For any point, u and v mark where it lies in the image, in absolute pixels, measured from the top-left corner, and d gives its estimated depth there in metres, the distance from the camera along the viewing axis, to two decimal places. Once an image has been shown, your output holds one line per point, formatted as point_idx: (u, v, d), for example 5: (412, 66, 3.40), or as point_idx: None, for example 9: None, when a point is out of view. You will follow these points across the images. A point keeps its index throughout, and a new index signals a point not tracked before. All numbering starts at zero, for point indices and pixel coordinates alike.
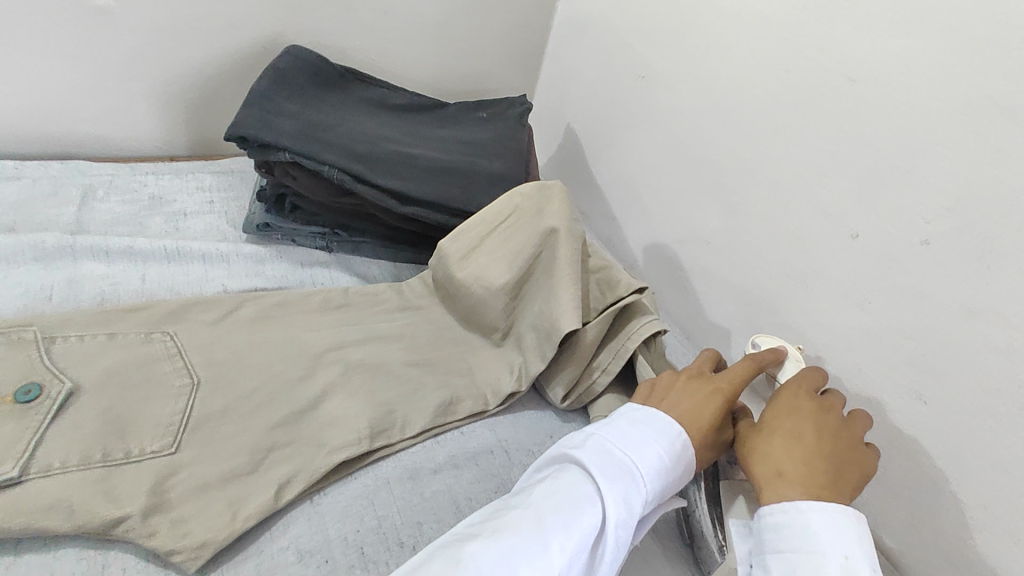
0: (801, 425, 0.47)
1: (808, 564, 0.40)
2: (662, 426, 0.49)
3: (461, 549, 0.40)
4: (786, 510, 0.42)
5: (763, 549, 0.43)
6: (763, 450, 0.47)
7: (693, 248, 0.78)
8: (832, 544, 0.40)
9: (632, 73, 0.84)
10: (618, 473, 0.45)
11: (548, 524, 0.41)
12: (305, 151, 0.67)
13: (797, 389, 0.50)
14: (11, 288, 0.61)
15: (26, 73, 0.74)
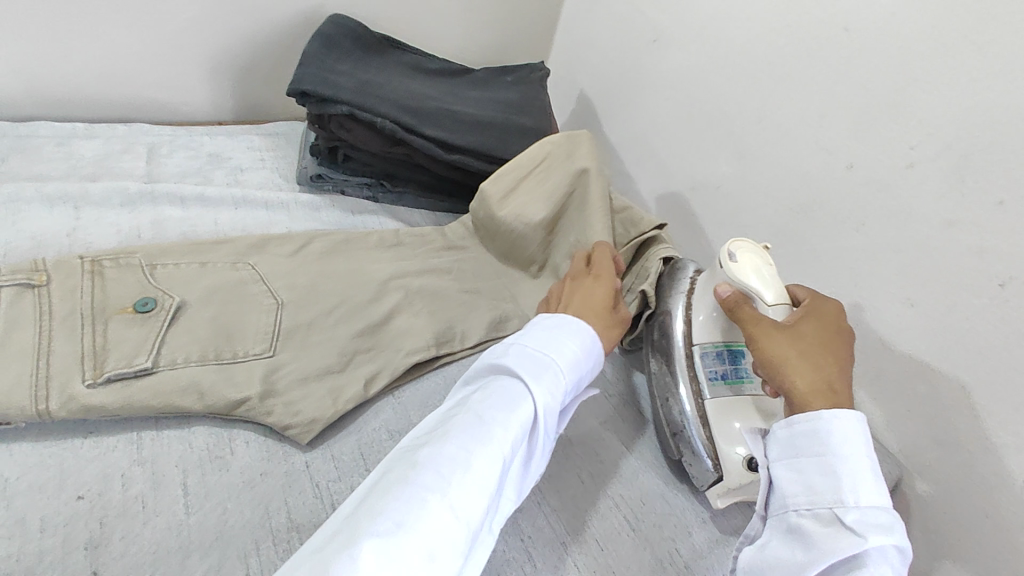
0: (841, 345, 0.54)
1: (842, 475, 0.46)
2: (561, 321, 0.56)
3: (416, 459, 0.43)
4: (826, 424, 0.48)
5: (798, 455, 0.49)
6: (815, 357, 0.52)
7: (704, 192, 0.87)
8: (861, 449, 0.47)
9: (646, 37, 0.93)
10: (542, 371, 0.51)
11: (491, 420, 0.46)
12: (361, 104, 0.75)
13: (834, 310, 0.57)
14: (107, 227, 0.69)
15: (96, 41, 0.81)
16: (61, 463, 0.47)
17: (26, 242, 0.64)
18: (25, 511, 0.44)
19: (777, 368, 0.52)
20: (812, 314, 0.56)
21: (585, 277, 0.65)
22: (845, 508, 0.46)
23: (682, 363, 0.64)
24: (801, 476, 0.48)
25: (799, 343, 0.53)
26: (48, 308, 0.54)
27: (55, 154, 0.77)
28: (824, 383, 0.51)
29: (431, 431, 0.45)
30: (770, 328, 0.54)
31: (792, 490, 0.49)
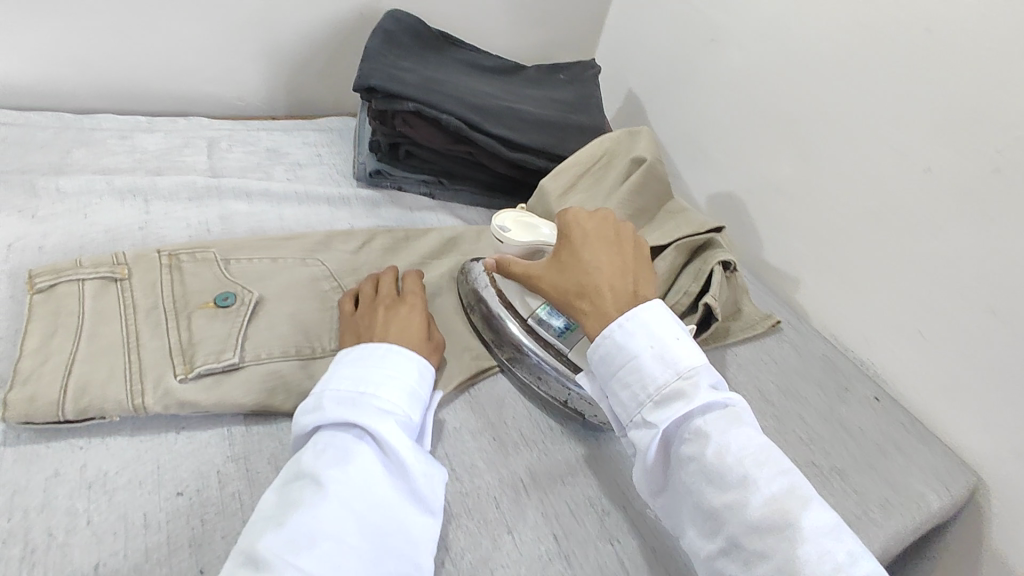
0: (606, 251, 0.57)
1: (637, 375, 0.49)
2: (367, 355, 0.52)
3: (255, 550, 0.39)
4: (607, 337, 0.51)
5: (605, 380, 0.52)
6: (583, 281, 0.55)
7: (763, 194, 0.86)
8: (644, 344, 0.50)
9: (704, 37, 0.91)
10: (358, 403, 0.48)
11: (325, 481, 0.43)
12: (427, 100, 0.75)
13: (585, 222, 0.59)
14: (176, 222, 0.69)
15: (158, 35, 0.81)
16: (157, 457, 0.47)
17: (100, 235, 0.64)
18: (126, 507, 0.43)
19: (571, 310, 0.56)
20: (570, 242, 0.58)
21: (401, 304, 0.59)
22: (652, 400, 0.48)
23: (508, 317, 0.63)
24: (613, 393, 0.51)
25: (570, 278, 0.56)
26: (131, 300, 0.54)
27: (119, 147, 0.77)
28: (600, 301, 0.54)
29: (269, 512, 0.42)
30: (543, 273, 0.58)
31: (617, 412, 0.51)
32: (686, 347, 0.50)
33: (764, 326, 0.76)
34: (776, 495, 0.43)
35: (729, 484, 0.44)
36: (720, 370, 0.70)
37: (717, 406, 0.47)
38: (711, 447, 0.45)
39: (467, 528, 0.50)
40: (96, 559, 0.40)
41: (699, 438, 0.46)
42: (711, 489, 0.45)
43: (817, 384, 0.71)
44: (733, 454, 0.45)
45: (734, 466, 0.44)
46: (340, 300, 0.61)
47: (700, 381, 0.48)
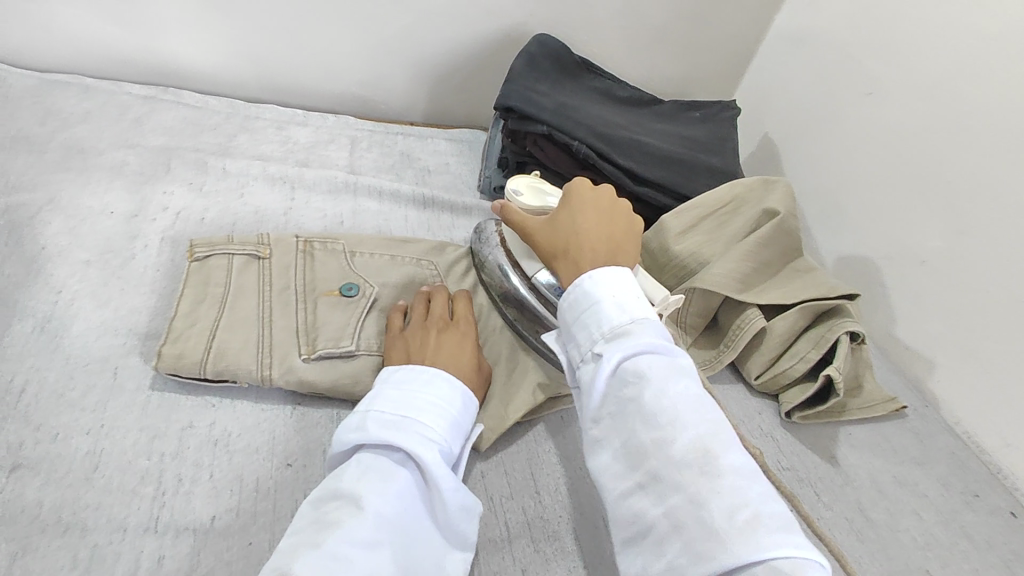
0: (596, 215, 0.56)
1: (592, 314, 0.47)
2: (409, 379, 0.51)
3: (290, 571, 0.37)
4: (575, 287, 0.49)
5: (563, 318, 0.49)
6: (569, 241, 0.55)
7: (901, 264, 0.79)
8: (609, 287, 0.48)
9: (859, 90, 0.86)
10: (402, 427, 0.47)
11: (368, 502, 0.42)
12: (560, 126, 0.76)
13: (587, 183, 0.59)
14: (315, 212, 0.74)
15: (324, 40, 0.88)
16: (274, 428, 0.51)
17: (250, 215, 0.71)
18: (241, 470, 0.47)
19: (551, 261, 0.56)
20: (568, 200, 0.58)
21: (451, 330, 0.58)
22: (601, 337, 0.46)
23: (531, 296, 0.62)
24: (569, 336, 0.48)
25: (559, 233, 0.56)
26: (270, 279, 0.59)
27: (276, 136, 0.85)
28: (578, 254, 0.53)
29: (306, 533, 0.40)
30: (536, 231, 0.59)
31: (569, 354, 0.48)
32: (641, 303, 0.47)
33: (884, 408, 0.69)
34: (707, 440, 0.39)
35: (659, 421, 0.40)
36: (830, 447, 0.66)
37: (665, 353, 0.44)
38: (647, 387, 0.42)
39: (545, 555, 0.50)
40: (213, 511, 0.44)
41: (636, 375, 0.43)
42: (642, 428, 0.41)
43: (939, 482, 0.65)
44: (668, 394, 0.41)
45: (669, 408, 0.40)
46: (389, 313, 0.59)
47: (653, 328, 0.46)
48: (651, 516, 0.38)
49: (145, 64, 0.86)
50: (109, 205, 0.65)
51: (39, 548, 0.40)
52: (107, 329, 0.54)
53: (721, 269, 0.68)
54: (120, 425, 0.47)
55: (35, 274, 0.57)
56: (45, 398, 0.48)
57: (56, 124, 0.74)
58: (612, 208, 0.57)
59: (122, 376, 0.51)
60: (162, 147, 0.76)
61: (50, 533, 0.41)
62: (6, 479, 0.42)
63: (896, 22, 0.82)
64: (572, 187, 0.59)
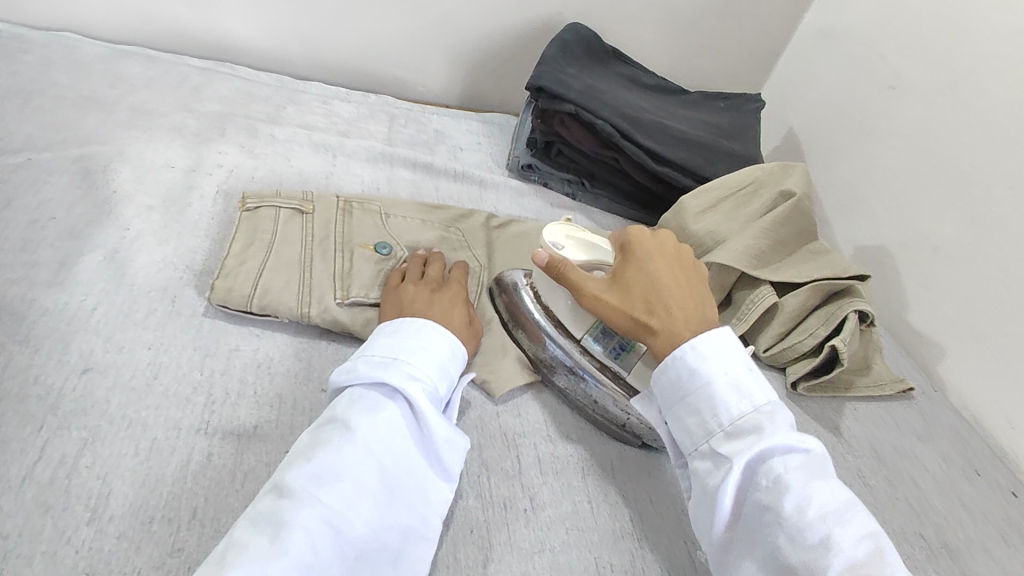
0: (670, 269, 0.57)
1: (707, 401, 0.48)
2: (402, 326, 0.53)
3: (283, 481, 0.41)
4: (680, 360, 0.51)
5: (674, 402, 0.51)
6: (656, 299, 0.55)
7: (916, 252, 0.80)
8: (722, 371, 0.49)
9: (882, 83, 0.88)
10: (391, 365, 0.49)
11: (355, 426, 0.45)
12: (587, 106, 0.80)
13: (647, 233, 0.59)
14: (354, 178, 0.79)
15: (369, 21, 0.94)
16: (310, 358, 0.56)
17: (295, 178, 0.76)
18: (281, 390, 0.52)
19: (634, 323, 0.55)
20: (633, 257, 0.58)
21: (445, 288, 0.60)
22: (721, 431, 0.47)
23: (559, 335, 0.61)
24: (681, 422, 0.50)
25: (637, 291, 0.56)
26: (311, 230, 0.64)
27: (321, 109, 0.90)
28: (670, 318, 0.54)
29: (299, 450, 0.44)
30: (600, 287, 0.57)
31: (683, 439, 0.50)
32: (759, 386, 0.49)
33: (889, 390, 0.71)
34: (862, 560, 0.39)
35: (806, 538, 0.40)
36: (834, 418, 0.68)
37: (798, 450, 0.45)
38: (788, 496, 0.42)
39: (553, 487, 0.54)
40: (255, 421, 0.49)
41: (772, 481, 0.43)
42: (786, 541, 0.41)
43: (941, 457, 0.66)
44: (812, 506, 0.41)
45: (815, 522, 0.41)
46: (388, 274, 0.62)
47: (779, 420, 0.47)
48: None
49: (203, 39, 0.92)
50: (171, 160, 0.72)
51: (106, 437, 0.45)
52: (166, 264, 0.60)
53: (736, 244, 0.71)
54: (176, 344, 0.53)
55: (104, 214, 0.63)
56: (113, 316, 0.53)
57: (123, 88, 0.80)
58: (680, 258, 0.59)
59: (178, 303, 0.56)
60: (218, 114, 0.82)
61: (115, 425, 0.46)
62: (79, 379, 0.48)
63: (919, 18, 0.84)
64: (631, 238, 0.59)
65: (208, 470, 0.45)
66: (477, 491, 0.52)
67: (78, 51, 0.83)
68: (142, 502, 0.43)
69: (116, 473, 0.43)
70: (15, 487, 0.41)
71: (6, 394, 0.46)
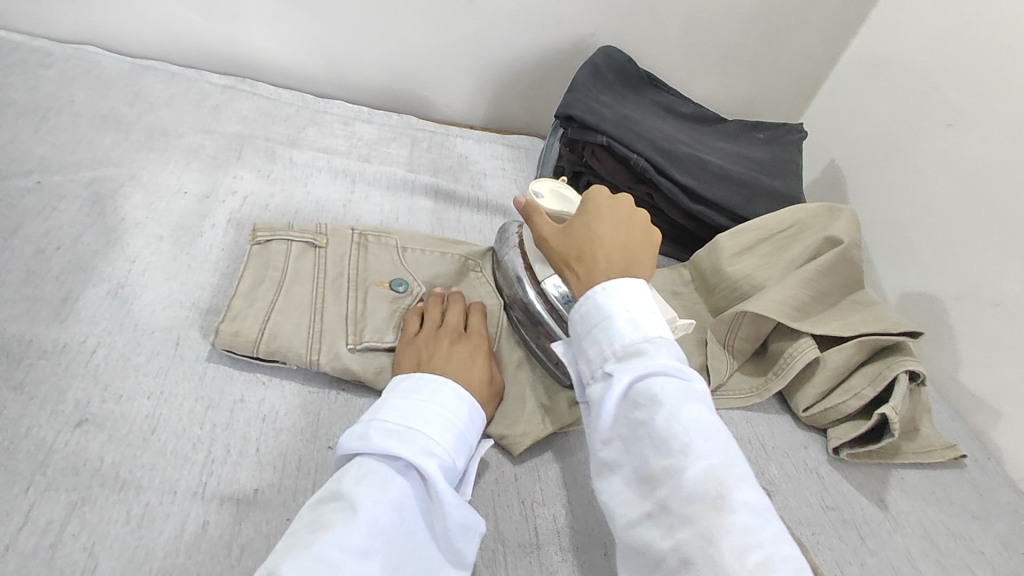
0: (615, 226, 0.55)
1: (605, 330, 0.47)
2: (418, 386, 0.50)
3: (275, 574, 0.36)
4: (589, 297, 0.49)
5: (578, 335, 0.49)
6: (585, 248, 0.53)
7: (972, 305, 0.75)
8: (625, 304, 0.47)
9: (938, 120, 0.83)
10: (407, 437, 0.45)
11: (362, 508, 0.41)
12: (620, 137, 0.76)
13: (605, 192, 0.58)
14: (373, 207, 0.76)
15: (395, 41, 0.91)
16: (318, 411, 0.52)
17: (313, 205, 0.73)
18: (285, 448, 0.49)
19: (564, 271, 0.54)
20: (586, 206, 0.57)
21: (465, 339, 0.56)
22: (613, 355, 0.45)
23: (543, 308, 0.60)
24: (580, 350, 0.48)
25: (573, 241, 0.55)
26: (324, 268, 0.61)
27: (342, 131, 0.87)
28: (593, 265, 0.52)
29: (296, 535, 0.39)
30: (547, 236, 0.57)
31: (582, 370, 0.48)
32: (657, 320, 0.47)
33: (941, 456, 0.65)
34: (718, 470, 0.38)
35: (667, 444, 0.40)
36: (880, 489, 0.63)
37: (680, 375, 0.44)
38: (660, 410, 0.41)
39: (574, 567, 0.50)
40: (256, 483, 0.46)
41: (647, 397, 0.42)
42: (650, 450, 0.40)
43: (998, 539, 0.61)
44: (680, 418, 0.40)
45: (680, 433, 0.40)
46: (404, 317, 0.59)
47: (667, 349, 0.45)
48: (660, 548, 0.37)
49: (227, 55, 0.90)
50: (184, 186, 0.69)
51: (96, 502, 0.42)
52: (172, 301, 0.57)
53: (774, 292, 0.66)
54: (177, 393, 0.50)
55: (111, 244, 0.60)
56: (113, 360, 0.51)
57: (141, 107, 0.78)
58: (632, 219, 0.57)
59: (183, 346, 0.53)
60: (236, 135, 0.79)
61: (107, 489, 0.43)
62: (72, 434, 0.45)
63: (982, 53, 0.78)
64: (590, 196, 0.58)
65: (203, 541, 0.42)
66: (491, 569, 0.48)
67: (98, 66, 0.81)
68: None
69: (103, 543, 0.40)
70: None
71: None
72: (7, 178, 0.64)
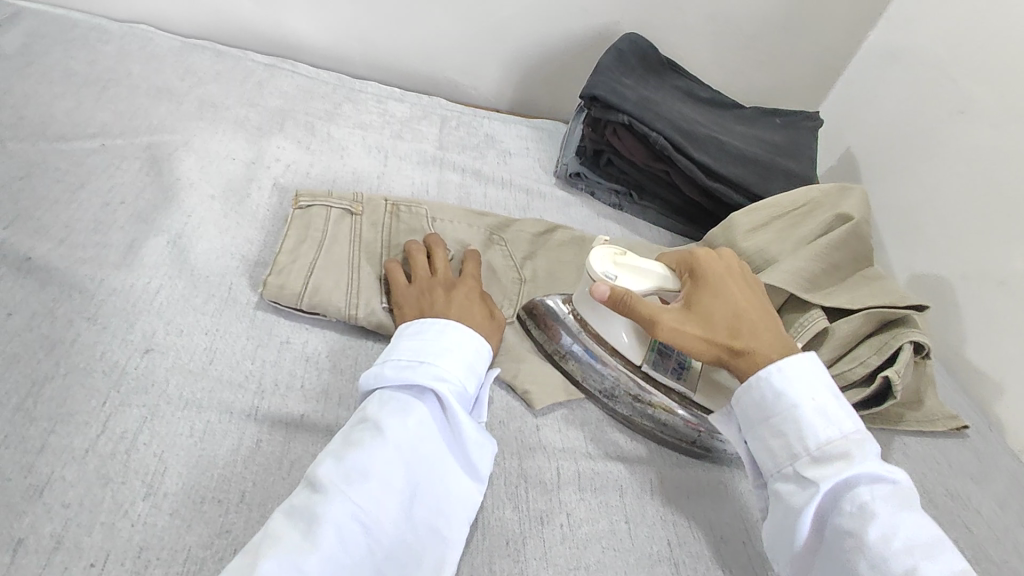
0: (739, 291, 0.58)
1: (795, 427, 0.50)
2: (424, 326, 0.54)
3: (316, 477, 0.43)
4: (765, 383, 0.52)
5: (754, 424, 0.53)
6: (736, 323, 0.55)
7: (979, 285, 0.77)
8: (809, 399, 0.51)
9: (951, 107, 0.85)
10: (417, 367, 0.50)
11: (385, 427, 0.46)
12: (641, 117, 0.80)
13: (711, 253, 0.60)
14: (406, 179, 0.81)
15: (428, 25, 0.95)
16: (357, 354, 0.57)
17: (350, 175, 0.78)
18: (328, 383, 0.54)
19: (718, 351, 0.55)
20: (705, 280, 0.59)
21: (459, 284, 0.60)
22: (809, 456, 0.49)
23: (566, 314, 0.64)
24: (762, 441, 0.52)
25: (715, 317, 0.56)
26: (359, 230, 0.65)
27: (376, 108, 0.91)
28: (755, 342, 0.55)
29: (330, 448, 0.46)
30: (678, 312, 0.57)
31: (763, 460, 0.52)
32: (841, 406, 0.51)
33: (942, 426, 0.69)
34: None
35: (892, 566, 0.43)
36: (883, 452, 0.66)
37: (886, 480, 0.47)
38: (873, 525, 0.45)
39: (590, 504, 0.54)
40: (303, 411, 0.51)
41: (858, 508, 0.46)
42: (869, 568, 0.44)
43: (996, 501, 0.64)
44: (898, 536, 0.44)
45: (900, 553, 0.44)
46: (387, 267, 0.60)
47: (866, 449, 0.49)
48: None
49: (269, 35, 0.95)
50: (233, 152, 0.74)
51: (164, 417, 0.47)
52: (224, 252, 0.62)
53: (788, 266, 0.69)
54: (231, 331, 0.55)
55: (168, 199, 0.65)
56: (174, 299, 0.55)
57: (192, 80, 0.83)
58: (745, 278, 0.60)
59: (234, 291, 0.58)
60: (279, 109, 0.84)
61: (172, 406, 0.48)
62: (141, 359, 0.50)
63: (994, 42, 0.80)
64: (701, 262, 0.60)
65: (258, 456, 0.47)
66: (514, 502, 0.52)
67: (152, 42, 0.87)
68: (194, 483, 0.44)
69: (172, 452, 0.46)
70: (78, 459, 0.44)
71: (74, 368, 0.48)
72: (73, 140, 0.69)
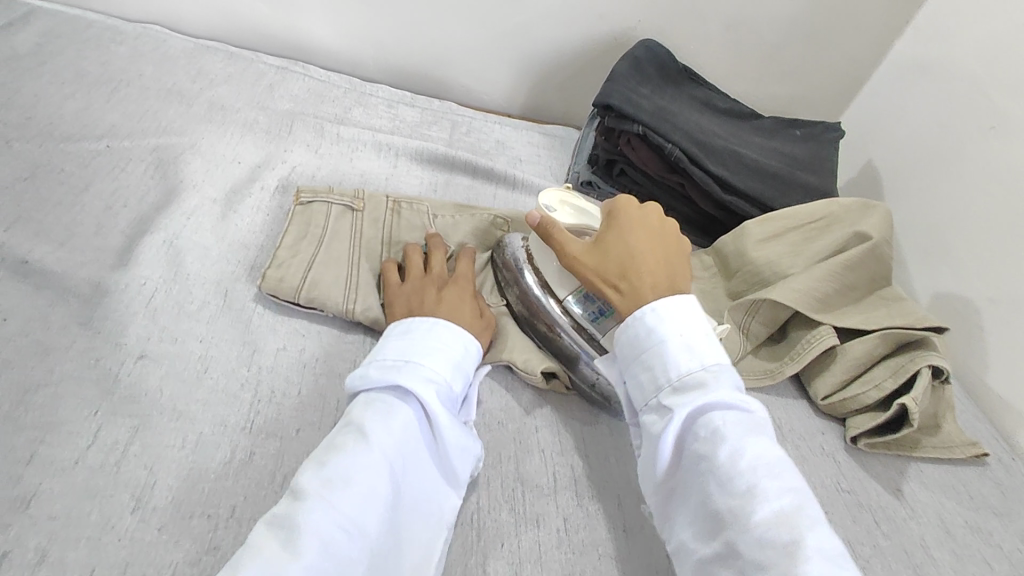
0: (648, 238, 0.58)
1: (659, 359, 0.50)
2: (413, 326, 0.52)
3: (299, 486, 0.41)
4: (639, 319, 0.52)
5: (629, 359, 0.53)
6: (629, 264, 0.56)
7: (1005, 308, 0.74)
8: (678, 333, 0.51)
9: (981, 123, 0.82)
10: (405, 369, 0.49)
11: (370, 429, 0.45)
12: (656, 127, 0.78)
13: (631, 201, 0.61)
14: (414, 183, 0.80)
15: (441, 29, 0.94)
16: (355, 362, 0.56)
17: (357, 179, 0.77)
18: (324, 392, 0.52)
19: (605, 289, 0.56)
20: (616, 224, 0.59)
21: (451, 283, 0.59)
22: (670, 386, 0.49)
23: (540, 293, 0.61)
24: (634, 376, 0.52)
25: (610, 256, 0.57)
26: (361, 230, 0.64)
27: (386, 113, 0.91)
28: (639, 282, 0.55)
29: (313, 456, 0.43)
30: (580, 249, 0.59)
31: (635, 395, 0.52)
32: (707, 342, 0.51)
33: (963, 454, 0.65)
34: (787, 508, 0.41)
35: (734, 485, 0.42)
36: (898, 479, 0.63)
37: (736, 406, 0.46)
38: (722, 445, 0.44)
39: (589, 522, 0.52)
40: (299, 423, 0.50)
41: (708, 431, 0.45)
42: (716, 489, 0.43)
43: (1019, 536, 0.61)
44: (744, 455, 0.43)
45: (745, 471, 0.42)
46: (383, 267, 0.60)
47: (723, 378, 0.48)
48: None
49: (283, 38, 0.95)
50: (239, 156, 0.73)
51: (155, 428, 0.47)
52: (223, 257, 0.61)
53: (801, 284, 0.66)
54: (228, 338, 0.54)
55: (171, 202, 0.65)
56: (171, 305, 0.55)
57: (202, 83, 0.83)
58: (663, 229, 0.60)
59: (232, 298, 0.57)
60: (288, 112, 0.84)
61: (165, 417, 0.47)
62: (135, 367, 0.50)
63: None
64: (621, 209, 0.61)
65: (249, 470, 0.46)
66: (510, 504, 0.52)
67: (165, 44, 0.87)
68: (183, 496, 0.44)
69: (162, 463, 0.45)
70: (67, 470, 0.43)
71: (67, 375, 0.48)
72: (81, 141, 0.69)
